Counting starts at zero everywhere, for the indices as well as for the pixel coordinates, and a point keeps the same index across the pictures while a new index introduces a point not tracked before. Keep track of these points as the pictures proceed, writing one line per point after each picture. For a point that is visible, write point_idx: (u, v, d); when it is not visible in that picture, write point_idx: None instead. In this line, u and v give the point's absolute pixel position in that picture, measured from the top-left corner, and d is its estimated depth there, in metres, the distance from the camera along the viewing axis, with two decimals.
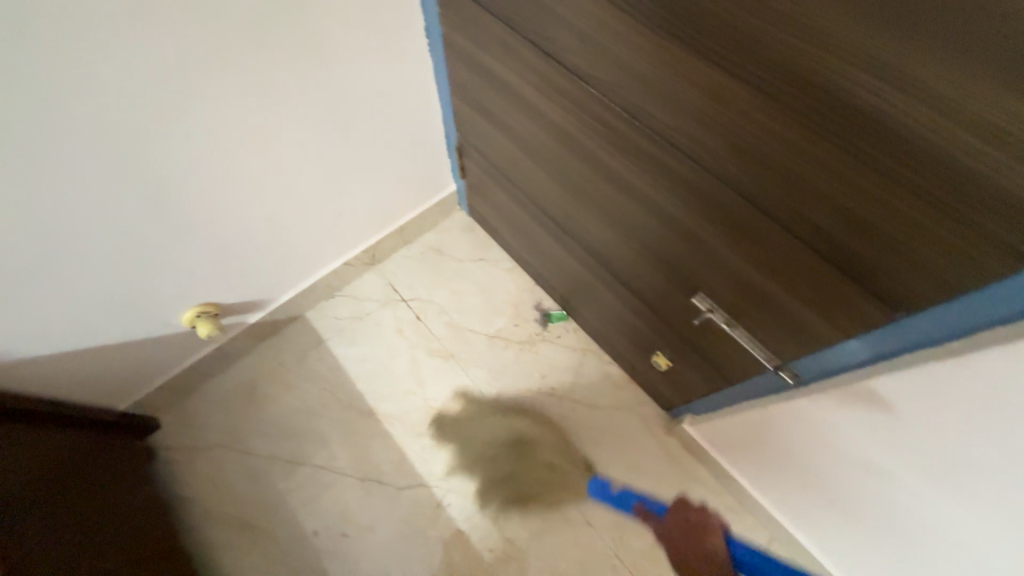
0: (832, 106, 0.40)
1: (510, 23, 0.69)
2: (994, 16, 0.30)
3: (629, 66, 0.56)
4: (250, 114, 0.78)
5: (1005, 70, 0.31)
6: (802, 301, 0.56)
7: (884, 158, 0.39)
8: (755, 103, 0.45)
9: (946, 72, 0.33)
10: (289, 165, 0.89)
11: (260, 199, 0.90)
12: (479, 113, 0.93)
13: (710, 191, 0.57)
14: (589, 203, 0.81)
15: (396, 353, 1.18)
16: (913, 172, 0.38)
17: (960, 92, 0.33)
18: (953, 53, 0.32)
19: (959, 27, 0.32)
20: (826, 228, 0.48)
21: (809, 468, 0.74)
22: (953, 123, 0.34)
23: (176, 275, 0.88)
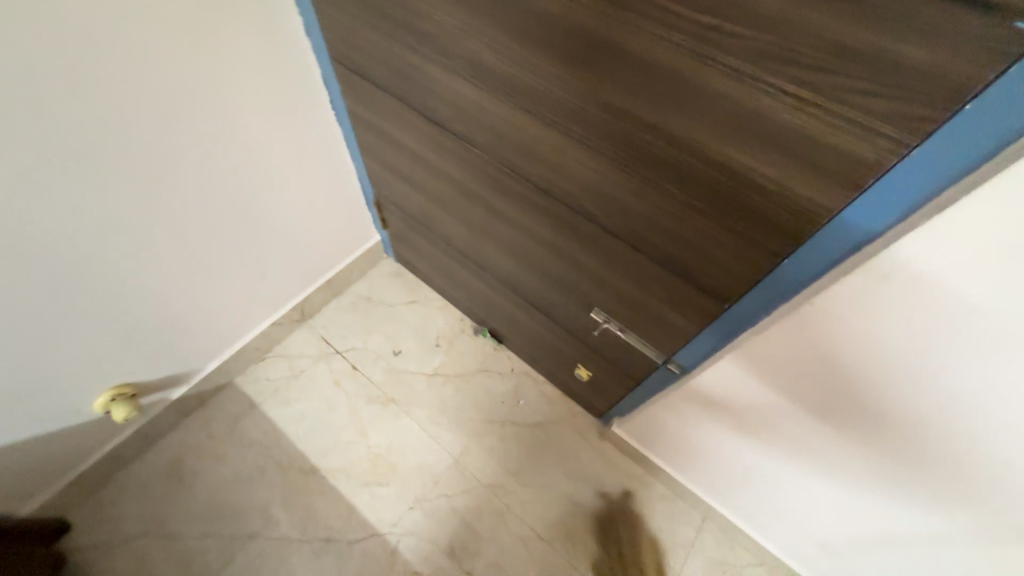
0: (638, 155, 0.50)
1: (397, 95, 0.75)
2: (714, 103, 0.40)
3: (498, 130, 0.64)
4: (160, 218, 0.79)
5: (731, 135, 0.41)
6: (662, 303, 0.65)
7: (682, 192, 0.49)
8: (590, 155, 0.55)
9: (699, 136, 0.43)
10: (204, 255, 0.91)
11: (172, 293, 0.90)
12: (386, 173, 1.00)
13: (580, 224, 0.65)
14: (487, 235, 0.88)
15: (335, 404, 1.17)
16: (702, 201, 0.48)
17: (710, 148, 0.44)
18: (697, 122, 0.43)
19: (696, 106, 0.42)
20: (661, 245, 0.57)
21: (715, 443, 0.83)
22: (713, 169, 0.45)
23: (87, 368, 0.85)
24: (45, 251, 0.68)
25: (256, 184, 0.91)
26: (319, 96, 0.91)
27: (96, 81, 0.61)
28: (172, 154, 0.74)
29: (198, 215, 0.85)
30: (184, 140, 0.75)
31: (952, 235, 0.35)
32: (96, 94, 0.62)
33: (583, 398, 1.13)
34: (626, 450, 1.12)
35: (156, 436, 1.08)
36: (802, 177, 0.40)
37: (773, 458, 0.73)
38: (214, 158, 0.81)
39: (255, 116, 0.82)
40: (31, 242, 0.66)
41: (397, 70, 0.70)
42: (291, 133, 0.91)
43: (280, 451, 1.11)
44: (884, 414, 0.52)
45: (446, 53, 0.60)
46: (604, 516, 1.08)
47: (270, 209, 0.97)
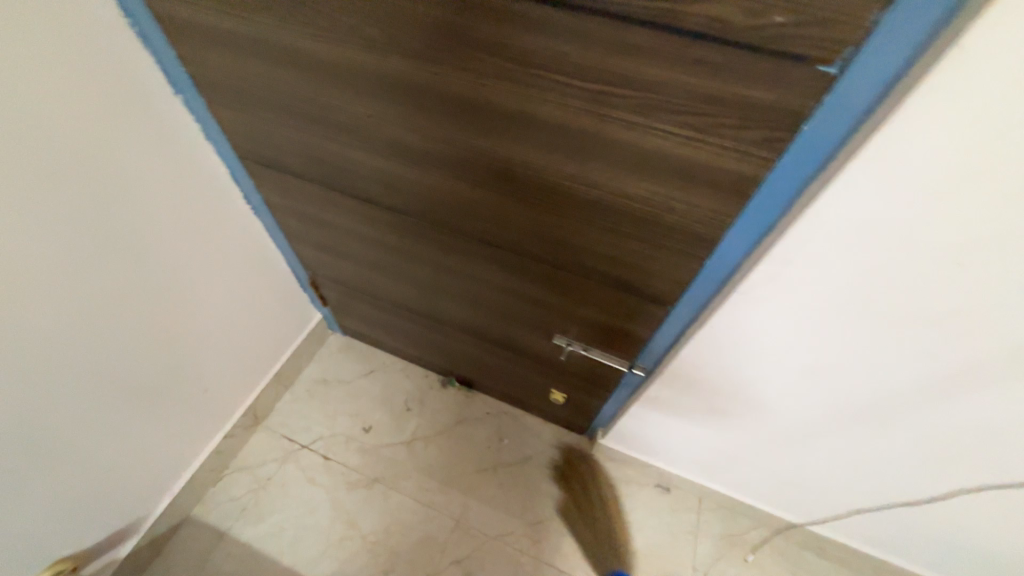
0: (563, 199, 0.56)
1: (318, 181, 0.76)
2: (619, 148, 0.47)
3: (429, 197, 0.68)
4: (78, 359, 0.71)
5: (636, 171, 0.48)
6: (614, 317, 0.71)
7: (608, 222, 0.56)
8: (521, 205, 0.60)
9: (611, 176, 0.50)
10: (132, 384, 0.82)
11: (88, 447, 0.78)
12: (319, 253, 0.99)
13: (524, 264, 0.70)
14: (437, 291, 0.90)
15: (314, 503, 1.09)
16: (626, 226, 0.55)
17: (623, 183, 0.50)
18: (607, 165, 0.49)
19: (603, 153, 0.48)
20: (602, 268, 0.63)
21: (692, 428, 0.90)
22: (628, 200, 0.52)
23: (9, 555, 0.72)
24: None
25: (174, 300, 0.84)
26: (229, 194, 0.88)
27: None
28: (81, 287, 0.68)
29: (107, 353, 0.75)
30: (76, 279, 0.67)
31: (834, 212, 0.43)
32: None
33: (563, 419, 1.15)
34: (615, 457, 1.17)
35: None
36: (701, 194, 0.47)
37: (744, 424, 0.81)
38: (116, 287, 0.73)
39: (166, 227, 0.78)
40: None
41: (314, 159, 0.71)
42: (207, 235, 0.87)
43: (263, 573, 1.00)
44: (821, 359, 0.61)
45: (363, 138, 0.63)
46: (611, 530, 1.10)
47: (198, 318, 0.91)
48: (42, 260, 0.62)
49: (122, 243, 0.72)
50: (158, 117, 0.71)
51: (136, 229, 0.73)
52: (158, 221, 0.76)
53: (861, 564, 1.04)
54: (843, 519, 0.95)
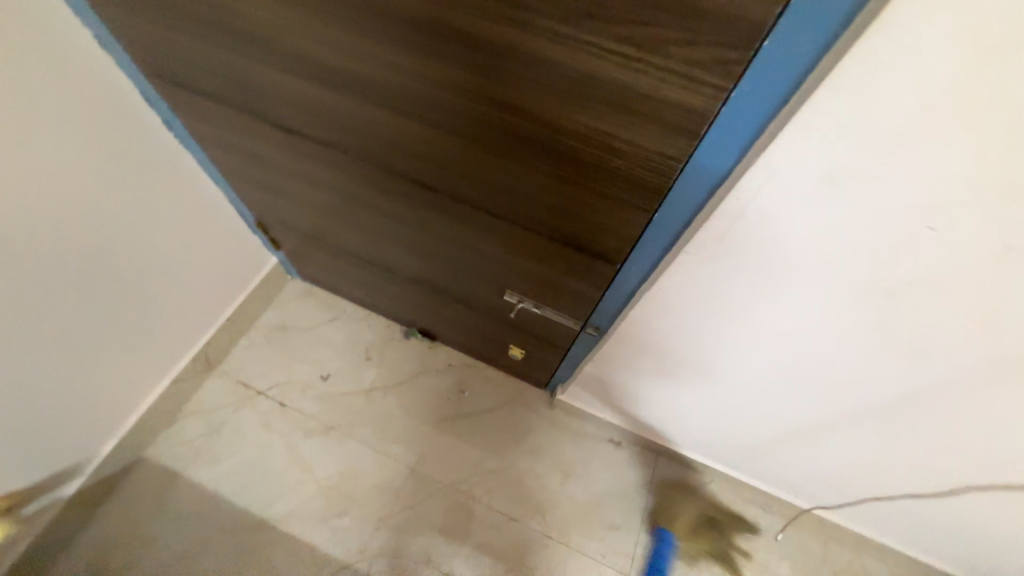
0: (497, 136, 0.48)
1: (238, 106, 0.66)
2: (551, 70, 0.38)
3: (357, 130, 0.59)
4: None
5: (573, 102, 0.40)
6: (564, 275, 0.65)
7: (548, 165, 0.48)
8: (455, 142, 0.52)
9: (544, 107, 0.42)
10: (62, 327, 0.76)
11: (11, 394, 0.73)
12: (260, 192, 0.90)
13: (467, 212, 0.63)
14: (385, 238, 0.83)
15: (270, 447, 1.08)
16: (568, 172, 0.48)
17: (558, 117, 0.42)
18: (538, 92, 0.41)
19: (533, 76, 0.40)
20: (547, 220, 0.56)
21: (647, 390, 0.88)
22: (565, 137, 0.44)
23: None
24: None
25: (95, 235, 0.76)
26: (147, 119, 0.78)
27: None
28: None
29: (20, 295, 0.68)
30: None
31: (793, 158, 0.37)
32: None
33: (525, 374, 1.13)
34: (575, 412, 1.17)
35: (60, 542, 0.93)
36: (645, 132, 0.40)
37: (697, 390, 0.80)
38: (19, 219, 0.64)
39: (71, 151, 0.68)
40: None
41: (227, 79, 0.61)
42: (127, 163, 0.77)
43: (218, 513, 1.00)
44: (775, 326, 0.57)
45: (272, 52, 0.52)
46: (568, 481, 1.12)
47: (128, 258, 0.83)
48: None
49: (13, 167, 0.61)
50: (37, 16, 0.59)
51: (30, 151, 0.63)
52: (58, 144, 0.66)
53: (804, 520, 1.07)
54: (790, 481, 0.97)
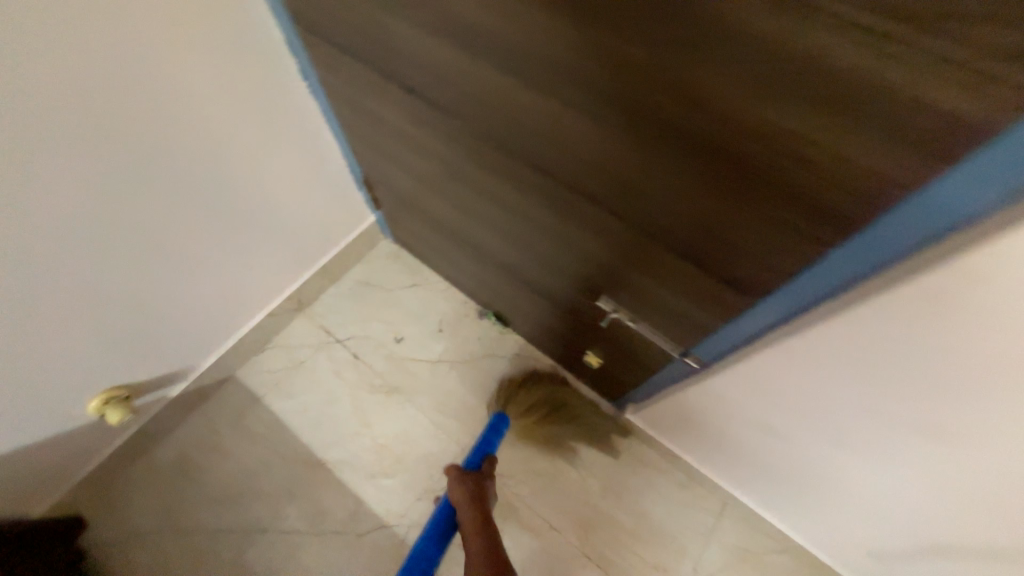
0: (647, 126, 0.40)
1: (368, 60, 0.64)
2: (750, 44, 0.30)
3: (481, 99, 0.54)
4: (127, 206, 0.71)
5: (765, 90, 0.31)
6: (679, 294, 0.56)
7: (699, 169, 0.40)
8: (591, 127, 0.45)
9: (722, 93, 0.33)
10: (182, 243, 0.83)
11: (138, 296, 0.82)
12: (372, 152, 0.91)
13: (580, 206, 0.56)
14: (481, 217, 0.79)
15: (337, 395, 1.13)
16: (724, 180, 0.39)
17: (737, 108, 0.34)
18: (720, 73, 0.33)
19: (719, 52, 0.32)
20: (674, 231, 0.48)
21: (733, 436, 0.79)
22: (736, 135, 0.35)
23: (71, 375, 0.80)
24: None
25: (223, 167, 0.81)
26: (284, 65, 0.81)
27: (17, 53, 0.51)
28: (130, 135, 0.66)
29: (156, 209, 0.76)
30: (119, 126, 0.64)
31: None
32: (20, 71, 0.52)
33: (592, 383, 1.06)
34: (638, 434, 1.08)
35: (158, 434, 1.05)
36: (861, 141, 0.30)
37: (796, 454, 0.70)
38: (165, 141, 0.70)
39: (214, 86, 0.72)
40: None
41: (363, 30, 0.60)
42: (262, 105, 0.81)
43: (284, 444, 1.07)
44: (941, 405, 0.47)
45: (412, 5, 0.49)
46: (616, 504, 1.05)
47: (248, 193, 0.89)
48: (82, 97, 0.58)
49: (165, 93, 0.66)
50: None
51: (181, 81, 0.67)
52: (207, 78, 0.70)
53: None
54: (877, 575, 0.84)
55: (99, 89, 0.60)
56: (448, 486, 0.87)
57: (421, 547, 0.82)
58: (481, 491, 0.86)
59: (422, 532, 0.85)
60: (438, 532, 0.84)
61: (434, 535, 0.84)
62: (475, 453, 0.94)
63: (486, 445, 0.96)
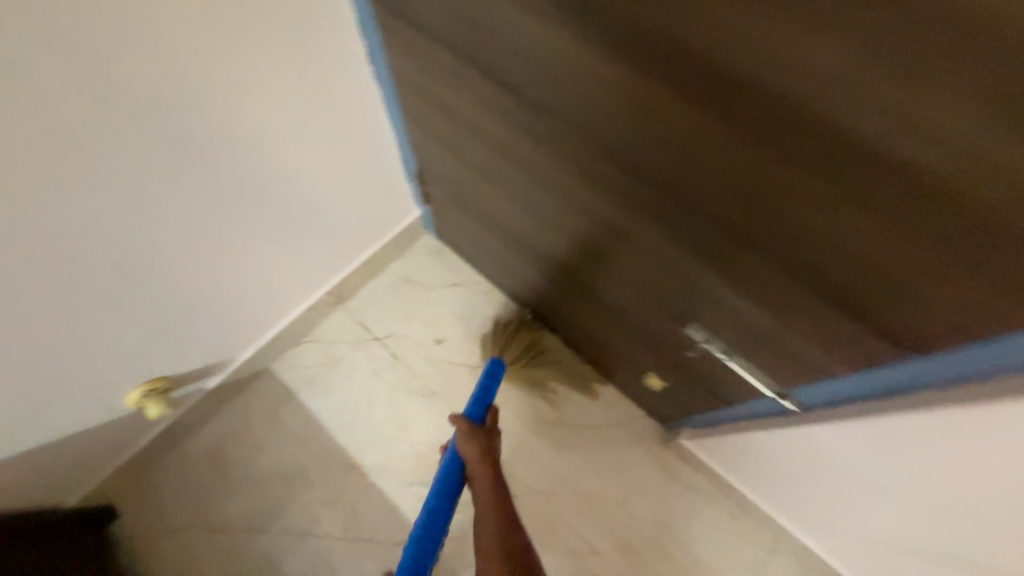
0: (809, 133, 0.34)
1: (456, 49, 0.58)
2: None
3: (595, 101, 0.48)
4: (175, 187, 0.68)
5: None
6: (800, 335, 0.52)
7: (862, 186, 0.35)
8: (725, 126, 0.39)
9: (972, 126, 0.28)
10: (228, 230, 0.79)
11: (188, 283, 0.80)
12: (433, 145, 0.85)
13: (698, 229, 0.51)
14: (557, 226, 0.74)
15: (375, 396, 1.09)
16: (893, 200, 0.34)
17: (990, 147, 0.28)
18: (982, 104, 0.27)
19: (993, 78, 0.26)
20: (786, 243, 0.44)
21: (813, 479, 0.74)
22: (973, 177, 0.29)
23: (109, 361, 0.77)
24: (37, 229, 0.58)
25: (280, 152, 0.77)
26: (348, 46, 0.76)
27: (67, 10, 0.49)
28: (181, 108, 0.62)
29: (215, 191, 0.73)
30: (171, 97, 0.61)
31: None
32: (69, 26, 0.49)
33: (645, 402, 1.01)
34: (690, 459, 1.03)
35: (192, 426, 1.02)
36: None
37: (894, 516, 0.65)
38: (226, 120, 0.67)
39: (275, 62, 0.68)
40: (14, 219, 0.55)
41: (457, 14, 0.54)
42: (321, 89, 0.77)
43: (320, 444, 1.04)
44: None
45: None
46: (662, 531, 1.00)
47: (301, 180, 0.84)
48: (140, 64, 0.56)
49: (222, 66, 0.63)
50: None
51: (241, 55, 0.64)
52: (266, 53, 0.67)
53: None
54: None
55: (151, 55, 0.56)
56: (459, 440, 0.78)
57: (436, 503, 0.73)
58: (495, 445, 0.80)
59: (432, 487, 0.75)
60: (451, 486, 0.75)
61: (449, 489, 0.74)
62: (479, 402, 0.86)
63: (485, 393, 0.88)
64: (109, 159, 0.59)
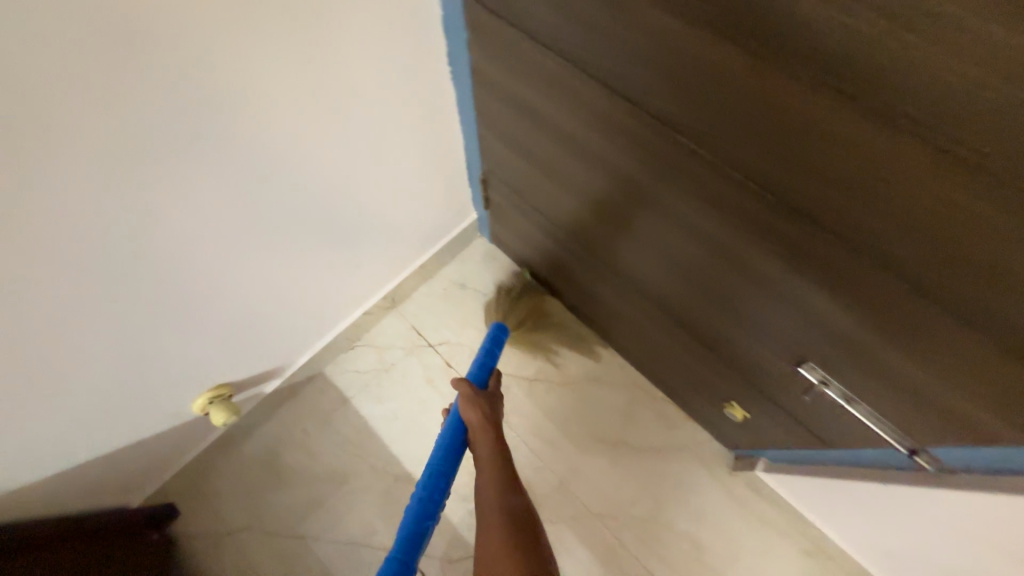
0: (975, 128, 0.32)
1: (566, 55, 0.57)
2: None
3: (730, 114, 0.45)
4: (259, 187, 0.68)
5: None
6: (948, 384, 0.46)
7: None
8: (844, 111, 0.37)
9: None
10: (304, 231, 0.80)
11: (268, 280, 0.81)
12: (508, 151, 0.82)
13: (837, 261, 0.47)
14: (648, 242, 0.70)
15: (428, 405, 1.06)
16: None
17: None
18: None
19: None
20: (878, 234, 0.42)
21: (924, 537, 0.67)
22: None
23: (186, 358, 0.78)
24: (133, 230, 0.59)
25: (354, 153, 0.76)
26: (436, 47, 0.76)
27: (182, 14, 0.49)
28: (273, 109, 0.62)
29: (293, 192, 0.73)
30: (268, 99, 0.61)
31: None
32: (179, 26, 0.49)
33: (716, 428, 0.95)
34: (759, 489, 0.97)
35: (251, 427, 1.02)
36: None
37: None
38: (308, 122, 0.67)
39: (367, 62, 0.68)
40: (117, 219, 0.56)
41: (574, 16, 0.51)
42: (405, 91, 0.76)
43: (374, 453, 1.03)
44: None
45: None
46: (729, 566, 0.94)
47: (376, 182, 0.84)
48: (245, 65, 0.56)
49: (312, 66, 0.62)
50: None
51: (329, 54, 0.63)
52: (357, 54, 0.66)
53: None
54: None
55: (257, 57, 0.57)
56: (461, 405, 0.74)
57: (437, 466, 0.68)
58: (496, 409, 0.76)
59: (433, 451, 0.71)
60: (453, 449, 0.71)
61: (451, 453, 0.70)
62: (481, 368, 0.82)
63: (486, 357, 0.83)
64: (202, 176, 0.61)
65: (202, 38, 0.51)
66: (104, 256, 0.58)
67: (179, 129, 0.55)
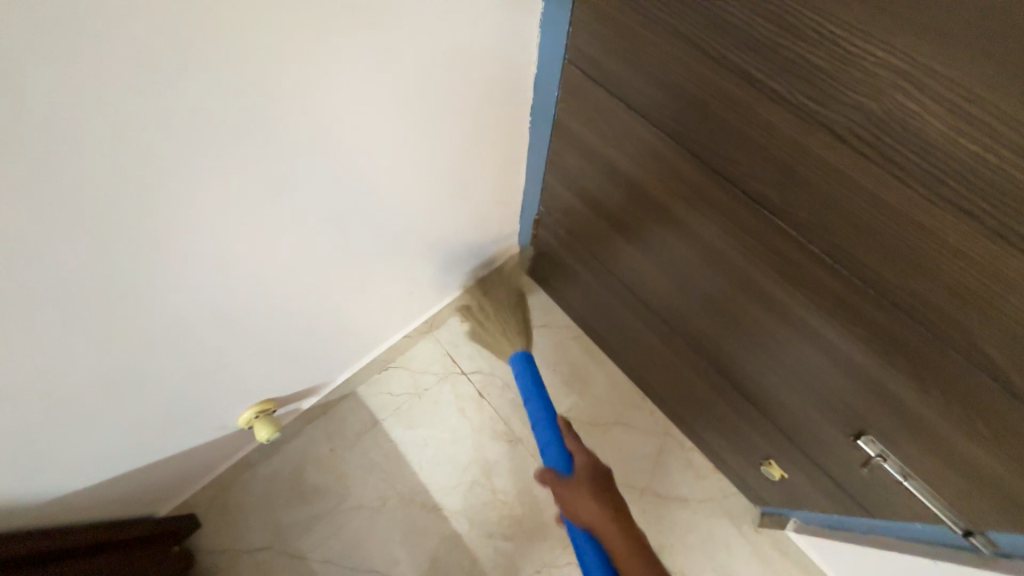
0: None
1: (655, 123, 0.61)
2: None
3: (821, 199, 0.49)
4: (342, 208, 0.72)
5: None
6: (1013, 467, 0.49)
7: None
8: (941, 214, 0.41)
9: None
10: (369, 251, 0.83)
11: (329, 296, 0.84)
12: (572, 197, 0.86)
13: (910, 340, 0.50)
14: (706, 297, 0.72)
15: (458, 434, 1.07)
16: None
17: None
18: None
19: None
20: (949, 312, 0.46)
21: None
22: None
23: (241, 366, 0.81)
24: (230, 243, 0.63)
25: (426, 184, 0.81)
26: (519, 97, 0.81)
27: (321, 64, 0.55)
28: (371, 139, 0.67)
29: (366, 216, 0.77)
30: (369, 133, 0.66)
31: None
32: (317, 73, 0.55)
33: (747, 482, 0.96)
34: (785, 549, 0.97)
35: (280, 442, 1.03)
36: None
37: None
38: (399, 153, 0.72)
39: (458, 105, 0.74)
40: (217, 231, 0.61)
41: (671, 94, 0.56)
42: (482, 132, 0.81)
43: (402, 479, 1.03)
44: None
45: (799, 88, 0.45)
46: None
47: (439, 211, 0.88)
48: (359, 105, 0.62)
49: (407, 106, 0.67)
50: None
51: (429, 96, 0.68)
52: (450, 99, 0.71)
53: None
54: None
55: (370, 99, 0.62)
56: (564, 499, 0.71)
57: None
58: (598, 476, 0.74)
59: None
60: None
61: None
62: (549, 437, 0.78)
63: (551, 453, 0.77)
64: (295, 202, 0.66)
65: (331, 83, 0.57)
66: (197, 268, 0.63)
67: (286, 162, 0.61)
